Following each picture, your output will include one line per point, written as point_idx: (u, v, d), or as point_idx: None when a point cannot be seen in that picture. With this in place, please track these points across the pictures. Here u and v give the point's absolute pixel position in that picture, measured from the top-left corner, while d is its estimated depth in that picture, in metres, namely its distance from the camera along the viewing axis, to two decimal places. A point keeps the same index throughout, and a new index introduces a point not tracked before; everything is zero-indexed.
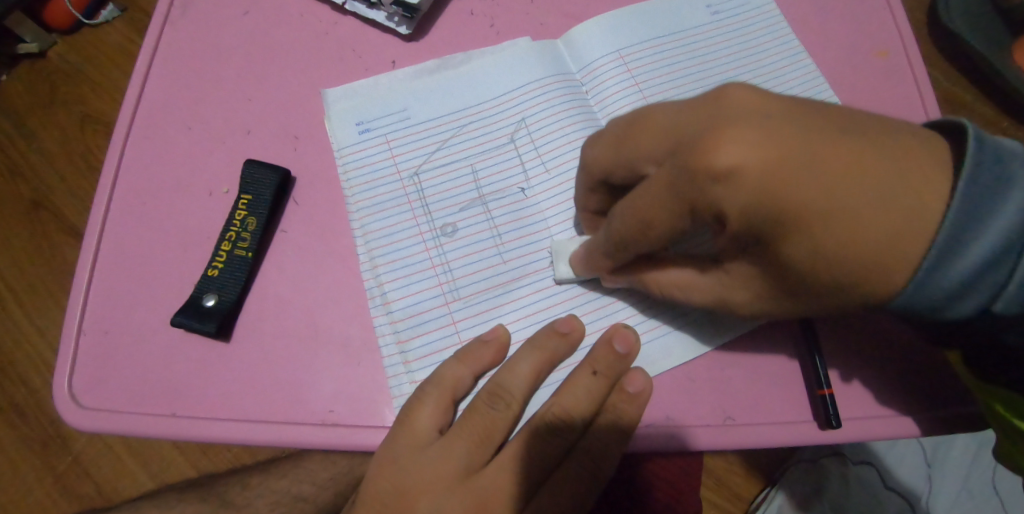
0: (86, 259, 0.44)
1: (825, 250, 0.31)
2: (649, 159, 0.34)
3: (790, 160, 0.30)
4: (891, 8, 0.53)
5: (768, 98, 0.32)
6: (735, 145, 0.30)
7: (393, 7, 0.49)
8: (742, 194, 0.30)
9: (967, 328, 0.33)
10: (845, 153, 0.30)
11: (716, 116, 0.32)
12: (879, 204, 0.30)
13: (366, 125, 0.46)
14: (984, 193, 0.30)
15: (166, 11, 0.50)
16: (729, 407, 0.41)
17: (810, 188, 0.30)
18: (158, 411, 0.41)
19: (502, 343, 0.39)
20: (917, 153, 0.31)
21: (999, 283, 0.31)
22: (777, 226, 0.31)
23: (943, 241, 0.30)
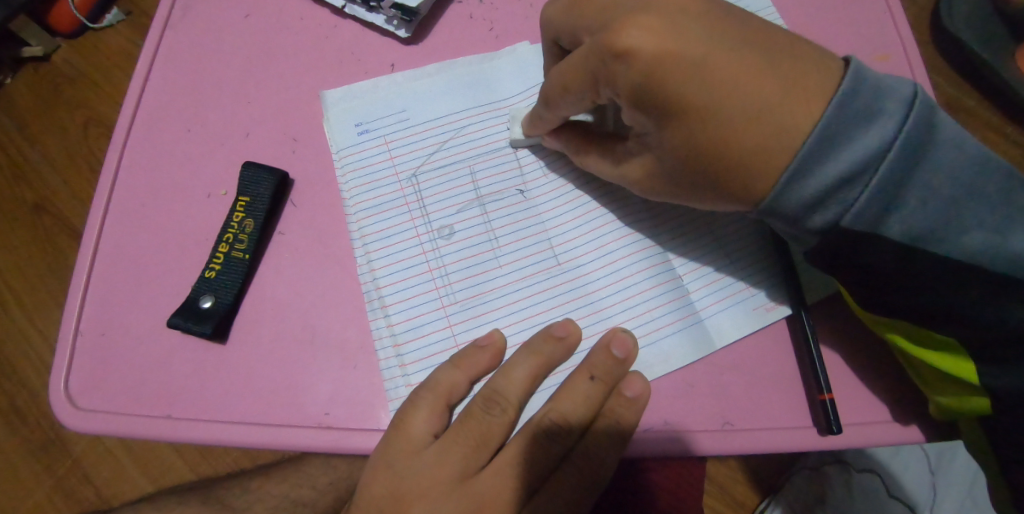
0: (84, 261, 0.44)
1: (691, 137, 0.35)
2: (586, 31, 0.37)
3: (682, 51, 0.34)
4: (893, 12, 0.53)
5: (699, 4, 0.35)
6: (639, 29, 0.34)
7: (392, 11, 0.48)
8: (634, 74, 0.34)
9: (833, 247, 0.35)
10: (738, 59, 0.34)
11: (640, 3, 0.36)
12: (753, 106, 0.34)
13: (366, 128, 0.46)
14: (852, 117, 0.33)
15: (167, 14, 0.51)
16: (727, 413, 0.40)
17: (695, 79, 0.34)
18: (154, 413, 0.41)
19: (498, 349, 0.38)
20: (808, 74, 0.34)
21: (849, 201, 0.33)
22: (660, 112, 0.35)
23: (811, 147, 0.33)
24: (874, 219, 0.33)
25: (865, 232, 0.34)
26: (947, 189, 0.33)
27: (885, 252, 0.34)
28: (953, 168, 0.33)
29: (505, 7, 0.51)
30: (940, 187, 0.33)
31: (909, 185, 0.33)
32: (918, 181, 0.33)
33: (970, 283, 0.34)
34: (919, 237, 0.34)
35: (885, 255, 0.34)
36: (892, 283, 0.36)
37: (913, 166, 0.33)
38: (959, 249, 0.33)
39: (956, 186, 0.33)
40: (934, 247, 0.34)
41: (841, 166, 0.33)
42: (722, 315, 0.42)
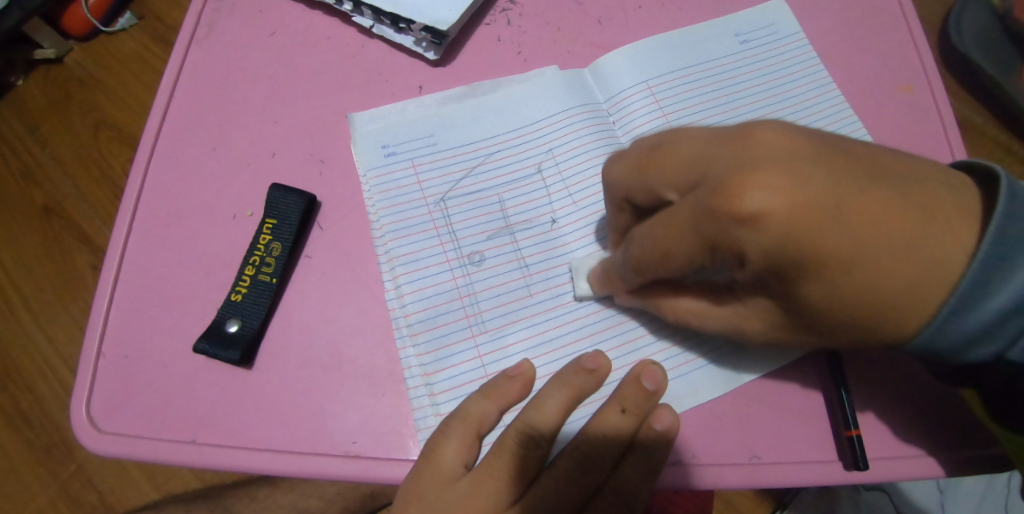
0: (107, 281, 0.44)
1: (838, 294, 0.31)
2: (674, 185, 0.34)
3: (819, 203, 0.30)
4: (918, 41, 0.53)
5: (803, 142, 0.32)
6: (761, 188, 0.30)
7: (421, 32, 0.48)
8: (770, 239, 0.30)
9: (991, 373, 0.33)
10: (874, 206, 0.30)
11: (734, 154, 0.32)
12: (900, 254, 0.31)
13: (393, 150, 0.46)
14: (1007, 247, 0.30)
15: (192, 30, 0.50)
16: (756, 446, 0.40)
17: (839, 237, 0.30)
18: (178, 437, 0.40)
19: (528, 379, 0.38)
20: (939, 207, 0.31)
21: (1021, 332, 0.31)
22: (802, 270, 0.31)
23: (971, 281, 0.30)
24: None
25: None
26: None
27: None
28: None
29: (533, 31, 0.51)
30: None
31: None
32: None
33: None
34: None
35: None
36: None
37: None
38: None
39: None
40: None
41: (1010, 300, 0.30)
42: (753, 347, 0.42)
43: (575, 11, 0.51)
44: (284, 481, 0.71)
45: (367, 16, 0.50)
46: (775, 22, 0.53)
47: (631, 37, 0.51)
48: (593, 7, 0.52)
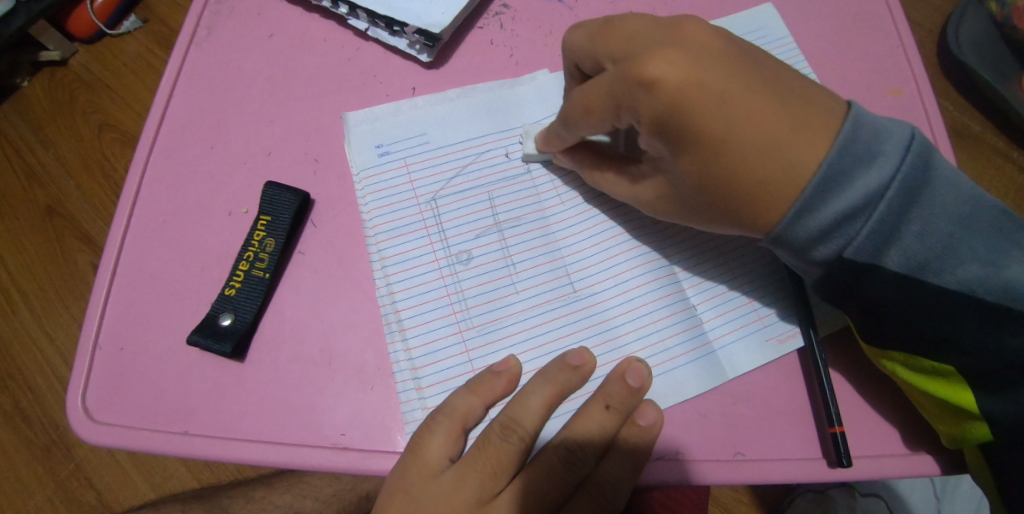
0: (105, 276, 0.45)
1: (705, 166, 0.37)
2: (610, 59, 0.38)
3: (706, 83, 0.35)
4: (906, 47, 0.53)
5: (716, 38, 0.37)
6: (665, 60, 0.35)
7: (415, 36, 0.49)
8: (657, 105, 0.35)
9: (834, 277, 0.37)
10: (752, 96, 0.36)
11: (663, 38, 0.37)
12: (766, 144, 0.36)
13: (386, 149, 0.46)
14: (853, 155, 0.35)
15: (193, 32, 0.52)
16: (739, 443, 0.40)
17: (716, 114, 0.35)
18: (171, 429, 0.41)
19: (513, 376, 0.39)
20: (810, 115, 0.36)
21: (854, 234, 0.36)
22: (679, 142, 0.36)
23: (822, 178, 0.35)
24: (873, 252, 0.36)
25: (866, 264, 0.36)
26: (944, 224, 0.35)
27: (885, 281, 0.36)
28: (948, 203, 0.35)
29: (526, 35, 0.52)
30: (936, 223, 0.35)
31: (908, 221, 0.35)
32: (916, 218, 0.35)
33: (965, 317, 0.36)
34: (916, 268, 0.35)
35: (895, 289, 0.36)
36: (896, 316, 0.37)
37: (912, 201, 0.35)
38: (958, 279, 0.35)
39: (951, 220, 0.35)
40: (931, 276, 0.35)
41: (846, 203, 0.35)
42: (737, 345, 0.42)
43: (568, 16, 0.52)
44: (279, 481, 0.72)
45: (363, 20, 0.50)
46: (766, 26, 0.54)
47: None
48: (586, 11, 0.53)
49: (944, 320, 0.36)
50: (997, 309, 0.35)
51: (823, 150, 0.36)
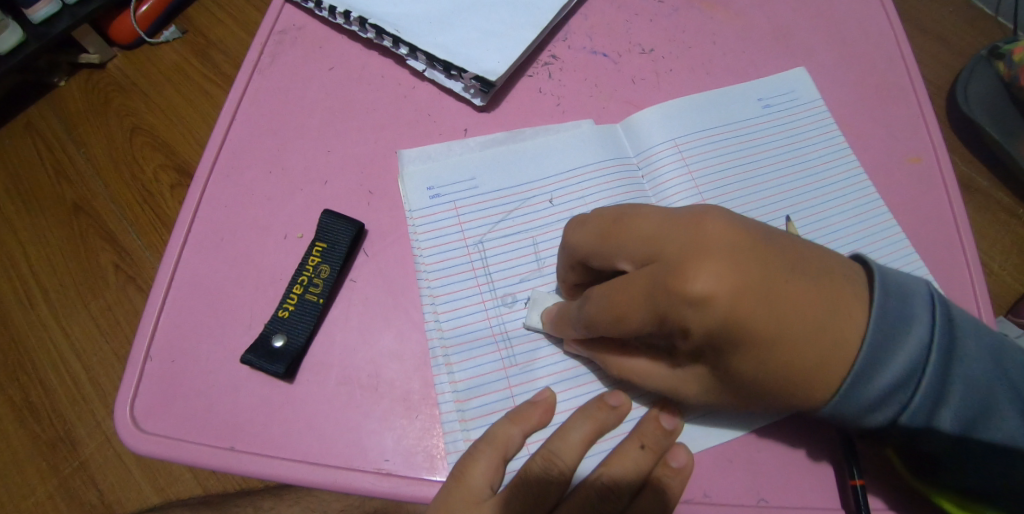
0: (160, 289, 0.47)
1: (767, 367, 0.36)
2: (627, 257, 0.38)
3: (757, 285, 0.34)
4: (927, 116, 0.56)
5: (744, 233, 0.35)
6: (710, 276, 0.34)
7: (471, 81, 0.52)
8: (713, 322, 0.34)
9: (886, 436, 0.39)
10: (797, 287, 0.35)
11: (687, 241, 0.35)
12: (818, 330, 0.36)
13: (438, 189, 0.49)
14: (888, 328, 0.36)
15: (255, 60, 0.54)
16: (763, 489, 0.42)
17: (772, 319, 0.35)
18: (216, 443, 0.43)
19: (550, 405, 0.42)
20: (842, 290, 0.37)
21: (907, 402, 0.37)
22: (736, 349, 0.36)
23: (868, 357, 0.36)
24: (927, 415, 0.37)
25: (921, 427, 0.38)
26: (984, 375, 0.37)
27: (938, 440, 0.38)
28: (979, 354, 0.37)
29: (572, 85, 0.55)
30: (978, 377, 0.37)
31: (953, 380, 0.37)
32: (957, 376, 0.37)
33: (1011, 463, 0.38)
34: (968, 425, 0.37)
35: (937, 442, 0.38)
36: (949, 465, 0.39)
37: (950, 364, 0.37)
38: (1001, 432, 0.38)
39: (989, 378, 0.38)
40: (980, 432, 0.38)
41: (891, 377, 0.37)
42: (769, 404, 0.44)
43: (612, 69, 0.56)
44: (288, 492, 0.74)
45: (420, 61, 0.54)
46: (796, 88, 0.57)
47: (661, 96, 0.55)
48: (628, 67, 0.56)
49: (1002, 465, 0.38)
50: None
51: (863, 322, 0.36)
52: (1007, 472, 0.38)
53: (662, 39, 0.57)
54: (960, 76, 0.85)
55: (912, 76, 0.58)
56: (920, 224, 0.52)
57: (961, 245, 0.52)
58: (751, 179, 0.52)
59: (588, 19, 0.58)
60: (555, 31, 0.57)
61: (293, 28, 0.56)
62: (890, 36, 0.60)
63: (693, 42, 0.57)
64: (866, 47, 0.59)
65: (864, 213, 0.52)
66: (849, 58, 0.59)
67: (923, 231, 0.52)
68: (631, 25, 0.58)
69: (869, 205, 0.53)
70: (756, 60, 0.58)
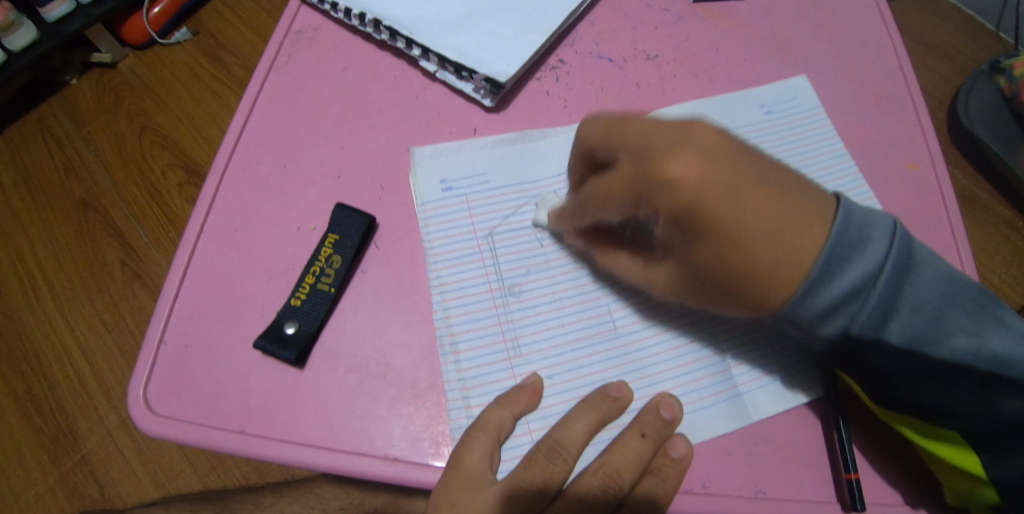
0: (175, 276, 0.48)
1: (718, 261, 0.38)
2: (624, 148, 0.40)
3: (725, 181, 0.36)
4: (924, 126, 0.58)
5: (725, 139, 0.37)
6: (685, 159, 0.36)
7: (482, 82, 0.54)
8: (678, 202, 0.36)
9: (844, 348, 0.40)
10: (761, 196, 0.36)
11: (679, 133, 0.38)
12: (777, 236, 0.37)
13: (449, 185, 0.51)
14: (847, 245, 0.37)
15: (272, 59, 0.56)
16: (762, 482, 0.44)
17: (733, 209, 0.36)
18: (227, 426, 0.44)
19: (536, 390, 0.44)
20: (810, 214, 0.37)
21: (858, 312, 0.38)
22: (695, 239, 0.38)
23: (820, 271, 0.37)
24: (877, 326, 0.38)
25: (869, 339, 0.39)
26: (934, 298, 0.38)
27: (888, 353, 0.39)
28: (936, 278, 0.39)
29: (579, 88, 0.56)
30: (931, 297, 0.38)
31: (904, 297, 0.38)
32: (910, 293, 0.38)
33: (961, 380, 0.39)
34: (915, 341, 0.38)
35: (888, 355, 0.39)
36: (896, 377, 0.40)
37: (904, 281, 0.38)
38: (950, 349, 0.38)
39: (940, 297, 0.38)
40: (929, 349, 0.39)
41: (843, 287, 0.37)
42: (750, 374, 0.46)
43: (618, 74, 0.57)
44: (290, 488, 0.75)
45: (432, 62, 0.55)
46: (799, 94, 0.59)
47: (666, 101, 0.57)
48: (634, 72, 0.58)
49: (942, 377, 0.39)
50: (987, 377, 0.38)
51: (823, 238, 0.37)
52: (953, 386, 0.39)
53: (668, 47, 0.59)
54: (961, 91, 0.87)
55: (910, 86, 0.60)
56: (916, 229, 0.54)
57: (958, 252, 0.53)
58: None
59: (595, 26, 0.59)
60: (563, 37, 0.59)
61: (310, 29, 0.57)
62: (889, 48, 0.61)
63: (697, 50, 0.59)
64: (865, 58, 0.61)
65: None
66: (848, 68, 0.60)
67: (918, 235, 0.54)
68: (637, 32, 0.59)
69: None
70: (757, 68, 0.59)
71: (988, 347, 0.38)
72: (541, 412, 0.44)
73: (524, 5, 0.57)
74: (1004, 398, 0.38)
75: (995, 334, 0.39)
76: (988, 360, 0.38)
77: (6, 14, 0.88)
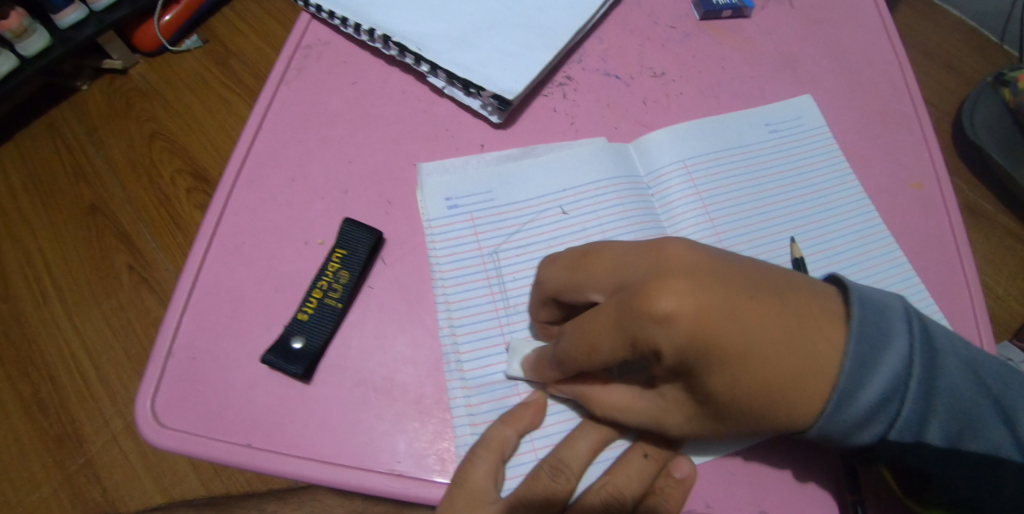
0: (183, 289, 0.48)
1: (740, 388, 0.37)
2: (595, 287, 0.40)
3: (720, 310, 0.35)
4: (930, 144, 0.58)
5: (703, 257, 0.37)
6: (672, 294, 0.35)
7: (489, 99, 0.54)
8: (679, 339, 0.35)
9: (876, 455, 0.41)
10: (760, 307, 0.36)
11: (650, 265, 0.37)
12: (792, 349, 0.37)
13: (455, 201, 0.51)
14: (868, 347, 0.37)
15: (281, 73, 0.56)
16: (765, 503, 0.44)
17: (744, 338, 0.36)
18: (233, 439, 0.44)
19: (541, 406, 0.44)
20: (817, 314, 0.38)
21: (894, 418, 0.39)
22: (707, 371, 0.36)
23: (849, 380, 0.37)
24: (914, 431, 0.39)
25: (909, 443, 0.39)
26: (968, 388, 0.39)
27: (929, 455, 0.39)
28: (961, 367, 0.39)
29: (586, 105, 0.57)
30: (962, 389, 0.39)
31: (936, 395, 0.38)
32: (941, 389, 0.38)
33: (1005, 475, 0.39)
34: (954, 438, 0.39)
35: (929, 457, 0.39)
36: (942, 481, 0.40)
37: (934, 374, 0.38)
38: (991, 443, 0.39)
39: (972, 382, 0.39)
40: (969, 443, 0.39)
41: (878, 393, 0.38)
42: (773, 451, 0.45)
43: (624, 91, 0.58)
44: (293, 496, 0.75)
45: (441, 78, 0.56)
46: (803, 114, 0.59)
47: (672, 118, 0.57)
48: (640, 89, 0.58)
49: (988, 476, 0.39)
50: None
51: (840, 346, 0.37)
52: (1000, 483, 0.39)
53: (674, 63, 0.60)
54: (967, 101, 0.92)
55: (916, 105, 0.60)
56: (921, 248, 0.54)
57: (964, 275, 0.53)
58: (759, 199, 0.54)
59: (602, 42, 0.60)
60: (570, 54, 0.59)
61: (319, 43, 0.58)
62: (895, 67, 0.62)
63: (704, 67, 0.60)
64: (871, 76, 0.61)
65: (868, 237, 0.54)
66: (854, 86, 0.61)
67: (924, 255, 0.54)
68: (644, 49, 0.60)
69: (872, 231, 0.54)
70: (764, 86, 0.60)
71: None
72: (544, 430, 0.45)
73: (533, 21, 0.58)
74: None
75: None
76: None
77: (20, 19, 0.89)
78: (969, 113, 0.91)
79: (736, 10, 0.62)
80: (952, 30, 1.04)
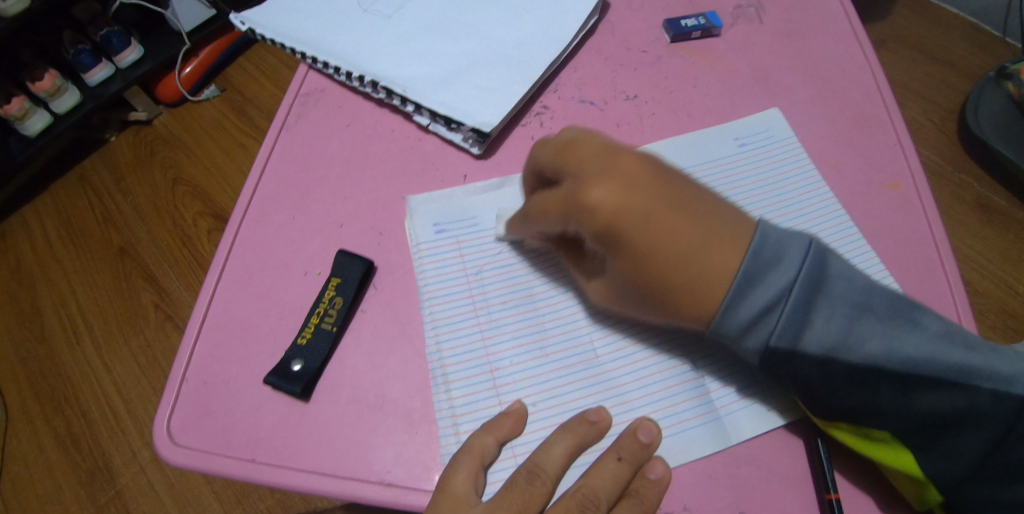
0: (196, 321, 0.53)
1: (643, 276, 0.42)
2: (568, 171, 0.45)
3: (641, 207, 0.41)
4: (904, 147, 0.61)
5: (648, 166, 0.43)
6: (608, 189, 0.41)
7: (469, 132, 0.59)
8: (600, 225, 0.42)
9: (767, 361, 0.44)
10: (679, 219, 0.42)
11: (607, 164, 0.43)
12: (690, 258, 0.42)
13: (442, 227, 0.56)
14: (763, 263, 0.42)
15: (283, 119, 0.62)
16: (743, 503, 0.46)
17: (650, 235, 0.41)
18: (241, 456, 0.48)
19: (520, 416, 0.47)
20: (724, 234, 0.42)
21: (774, 325, 0.43)
22: (618, 257, 0.43)
23: (740, 286, 0.42)
24: (791, 339, 0.43)
25: (787, 348, 0.43)
26: (847, 310, 0.42)
27: (807, 361, 0.43)
28: (846, 297, 0.43)
29: None
30: (846, 301, 0.43)
31: (816, 312, 0.42)
32: (822, 307, 0.42)
33: (885, 385, 0.42)
34: (833, 347, 0.43)
35: (809, 364, 0.43)
36: (824, 388, 0.44)
37: (818, 292, 0.42)
38: (865, 355, 0.42)
39: (852, 306, 0.43)
40: (844, 355, 0.43)
41: (762, 302, 0.42)
42: (733, 415, 0.48)
43: (599, 116, 0.62)
44: None
45: (425, 116, 0.60)
46: (771, 127, 0.62)
47: (645, 139, 0.61)
48: (614, 113, 0.62)
49: (866, 389, 0.43)
50: (905, 377, 0.42)
51: (734, 266, 0.42)
52: (876, 391, 0.43)
53: (647, 87, 0.63)
54: (971, 98, 0.95)
55: (889, 107, 0.63)
56: (895, 249, 0.56)
57: (944, 270, 0.55)
58: None
59: (577, 71, 0.64)
60: (546, 85, 0.63)
61: (317, 90, 0.63)
62: (865, 76, 0.65)
63: (676, 88, 0.63)
64: (842, 86, 0.64)
65: (838, 243, 0.56)
66: (824, 97, 0.64)
67: (899, 256, 0.56)
68: (617, 75, 0.64)
69: (843, 237, 0.56)
70: (734, 103, 0.63)
71: (904, 355, 0.42)
72: (524, 437, 0.48)
73: (512, 57, 0.62)
74: (918, 396, 0.42)
75: (912, 335, 0.42)
76: (901, 363, 0.42)
77: (53, 80, 0.98)
78: (974, 105, 0.95)
79: (706, 31, 0.66)
80: (947, 31, 1.06)
